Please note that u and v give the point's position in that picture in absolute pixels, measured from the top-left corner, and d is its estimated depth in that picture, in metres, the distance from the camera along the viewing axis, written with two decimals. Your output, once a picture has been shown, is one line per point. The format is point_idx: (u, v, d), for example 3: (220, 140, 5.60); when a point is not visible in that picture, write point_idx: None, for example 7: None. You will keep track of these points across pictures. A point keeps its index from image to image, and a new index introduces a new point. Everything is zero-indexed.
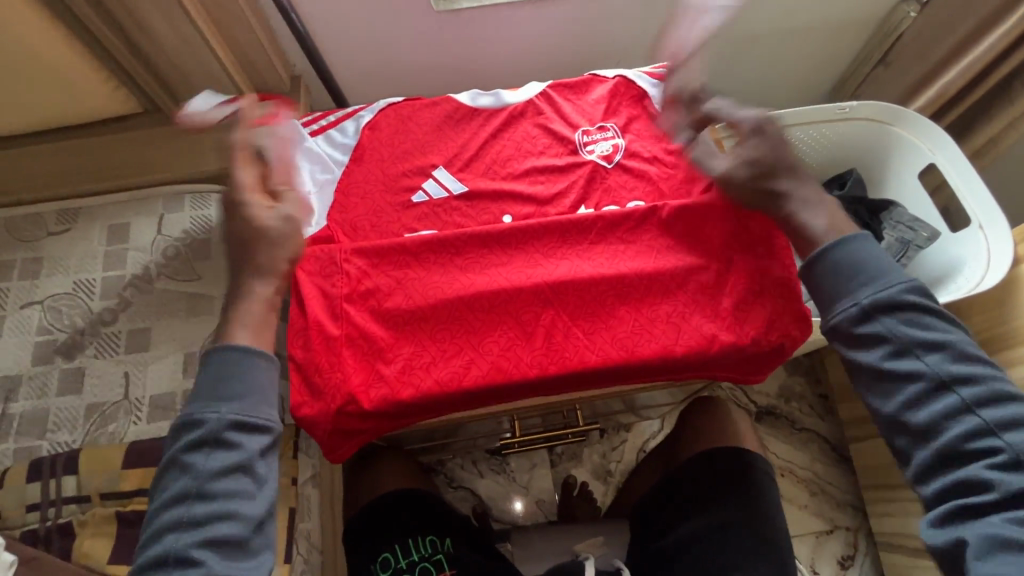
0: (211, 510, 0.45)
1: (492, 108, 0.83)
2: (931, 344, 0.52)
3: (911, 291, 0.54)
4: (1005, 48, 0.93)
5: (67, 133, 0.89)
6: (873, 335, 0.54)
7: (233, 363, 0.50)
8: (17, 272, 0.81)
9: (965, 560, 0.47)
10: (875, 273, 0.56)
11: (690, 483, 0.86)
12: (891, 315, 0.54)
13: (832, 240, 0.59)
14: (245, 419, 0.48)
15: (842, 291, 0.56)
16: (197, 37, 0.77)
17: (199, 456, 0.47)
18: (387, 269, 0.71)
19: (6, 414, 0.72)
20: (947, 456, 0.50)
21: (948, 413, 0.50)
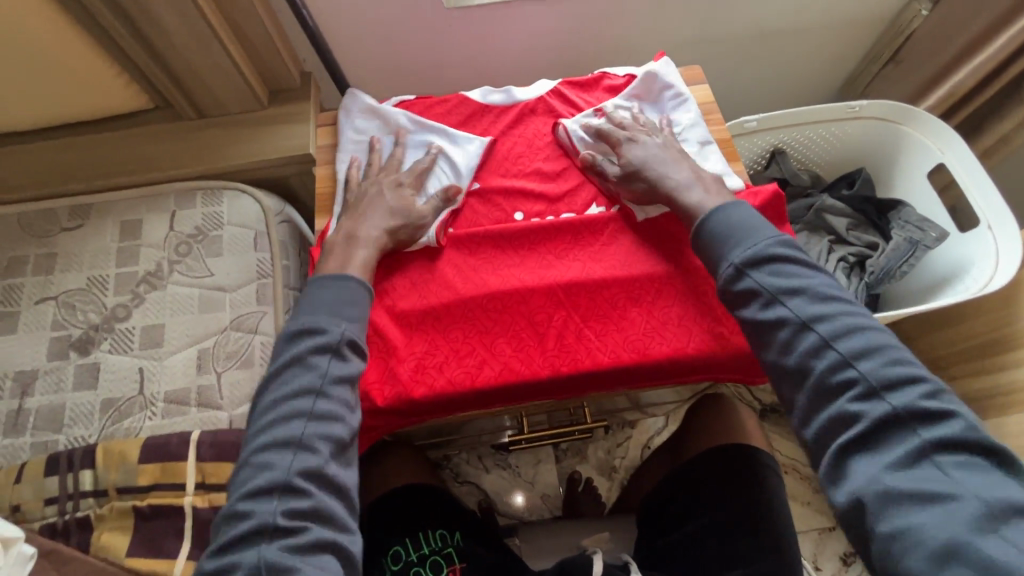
0: (324, 409, 0.54)
1: (503, 105, 0.83)
2: (791, 291, 0.56)
3: (773, 246, 0.59)
4: (1015, 49, 0.93)
5: (78, 129, 0.89)
6: (747, 290, 0.58)
7: (347, 290, 0.63)
8: (32, 267, 0.82)
9: (864, 514, 0.47)
10: (745, 235, 0.61)
11: (697, 479, 0.87)
12: (761, 269, 0.58)
13: (709, 208, 0.65)
14: (358, 340, 0.59)
15: (722, 254, 0.62)
16: (210, 34, 0.77)
17: (320, 359, 0.57)
18: (404, 268, 0.72)
19: (22, 409, 0.73)
20: (824, 398, 0.52)
21: (814, 354, 0.53)
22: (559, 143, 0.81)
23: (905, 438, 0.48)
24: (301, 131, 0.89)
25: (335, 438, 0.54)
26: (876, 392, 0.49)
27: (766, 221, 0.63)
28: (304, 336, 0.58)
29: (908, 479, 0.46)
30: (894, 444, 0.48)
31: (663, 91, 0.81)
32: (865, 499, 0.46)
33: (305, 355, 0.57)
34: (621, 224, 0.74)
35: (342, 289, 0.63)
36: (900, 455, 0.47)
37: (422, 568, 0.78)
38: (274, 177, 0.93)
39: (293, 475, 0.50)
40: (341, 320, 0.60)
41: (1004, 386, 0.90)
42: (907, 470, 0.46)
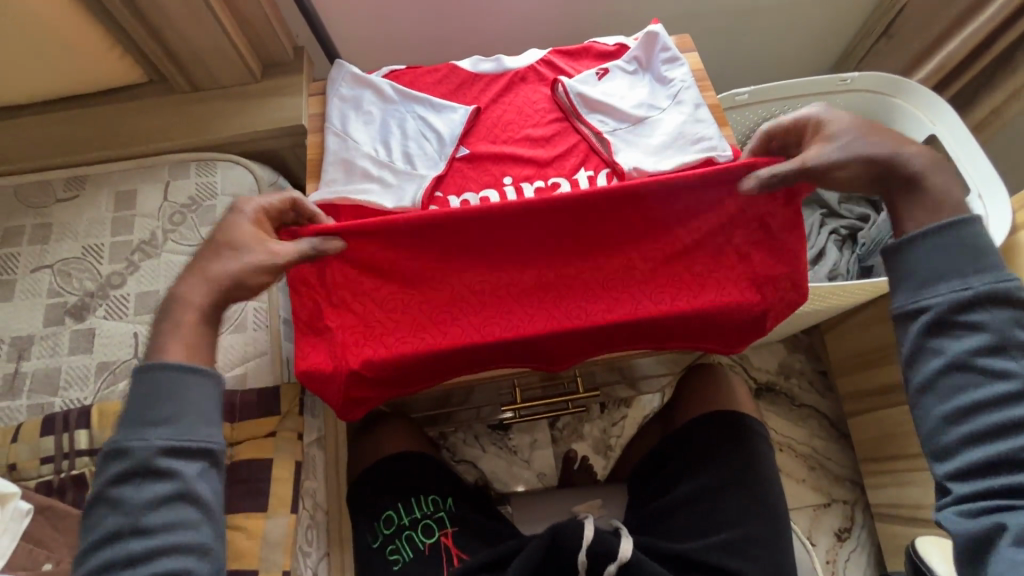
0: (154, 543, 0.49)
1: (493, 74, 0.83)
2: (1008, 340, 0.52)
3: (1006, 286, 0.52)
4: (1009, 17, 0.93)
5: (72, 102, 0.90)
6: (971, 323, 0.52)
7: (162, 385, 0.52)
8: (27, 237, 0.83)
9: (995, 547, 0.48)
10: (991, 265, 0.53)
11: (686, 444, 0.88)
12: (991, 312, 0.52)
13: (955, 216, 0.55)
14: (174, 444, 0.51)
15: (956, 273, 0.53)
16: (201, 3, 0.77)
17: (129, 489, 0.50)
18: (367, 252, 0.64)
19: (19, 372, 0.74)
20: (1002, 457, 0.50)
21: (1005, 404, 0.51)
22: (548, 111, 0.81)
23: None
24: (294, 103, 0.90)
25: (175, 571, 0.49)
26: None
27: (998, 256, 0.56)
28: (108, 461, 0.51)
29: None
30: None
31: (657, 52, 0.81)
32: (1009, 532, 0.48)
33: (120, 484, 0.50)
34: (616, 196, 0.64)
35: (153, 383, 0.52)
36: None
37: (414, 531, 0.80)
38: (266, 150, 0.94)
39: None
40: (146, 429, 0.51)
41: None
42: None
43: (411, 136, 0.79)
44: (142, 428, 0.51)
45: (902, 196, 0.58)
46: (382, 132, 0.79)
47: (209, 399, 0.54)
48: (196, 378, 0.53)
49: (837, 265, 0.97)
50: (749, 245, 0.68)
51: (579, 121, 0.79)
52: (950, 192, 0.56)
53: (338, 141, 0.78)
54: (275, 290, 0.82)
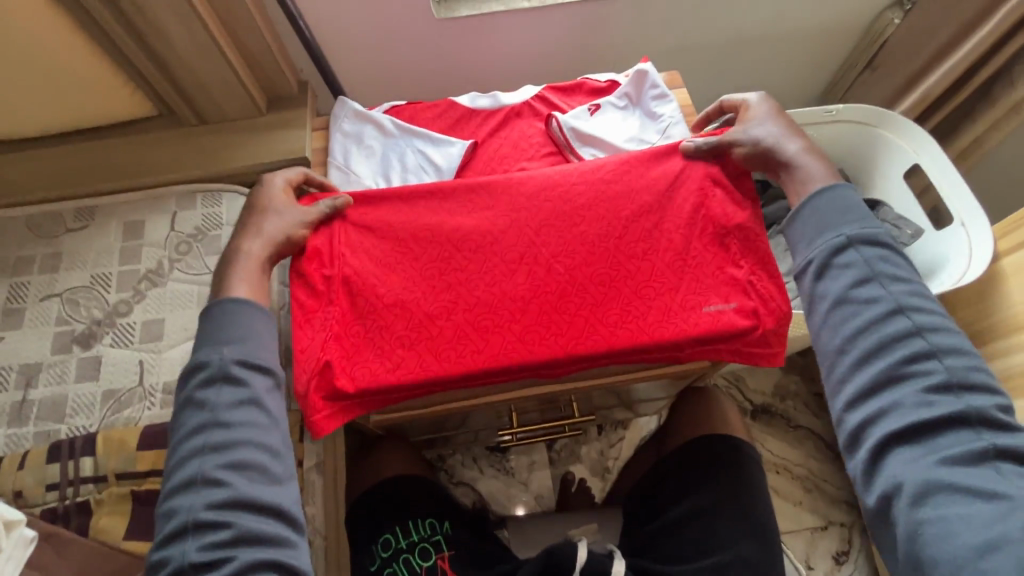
0: (232, 434, 0.52)
1: (490, 109, 0.87)
2: (890, 281, 0.55)
3: (881, 237, 0.57)
4: (985, 53, 0.97)
5: (83, 135, 0.94)
6: (844, 263, 0.57)
7: (231, 317, 0.59)
8: (38, 266, 0.85)
9: (894, 488, 0.48)
10: (859, 217, 0.59)
11: (681, 466, 0.90)
12: (865, 254, 0.57)
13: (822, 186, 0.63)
14: (246, 358, 0.56)
15: (829, 227, 0.59)
16: (211, 43, 0.81)
17: (209, 396, 0.54)
18: (380, 228, 0.75)
19: (26, 400, 0.76)
20: (884, 381, 0.52)
21: (890, 339, 0.53)
22: (543, 144, 0.84)
23: (963, 437, 0.48)
24: (297, 136, 0.93)
25: (242, 462, 0.52)
26: (952, 388, 0.50)
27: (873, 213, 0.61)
28: (193, 376, 0.56)
29: (960, 475, 0.46)
30: (944, 433, 0.48)
31: (646, 89, 0.85)
32: (906, 482, 0.47)
33: (202, 389, 0.54)
34: (579, 183, 0.77)
35: (225, 315, 0.59)
36: (960, 453, 0.47)
37: (411, 555, 0.81)
38: None
39: (198, 518, 0.49)
40: (221, 347, 0.57)
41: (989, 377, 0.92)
42: (963, 460, 0.47)
43: (411, 170, 0.82)
44: (218, 348, 0.57)
45: (785, 177, 0.68)
46: (384, 167, 0.82)
47: (266, 327, 0.60)
48: (257, 316, 0.60)
49: None
50: (720, 232, 0.73)
51: (572, 155, 0.83)
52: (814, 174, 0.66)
53: (341, 176, 0.81)
54: (277, 317, 0.82)
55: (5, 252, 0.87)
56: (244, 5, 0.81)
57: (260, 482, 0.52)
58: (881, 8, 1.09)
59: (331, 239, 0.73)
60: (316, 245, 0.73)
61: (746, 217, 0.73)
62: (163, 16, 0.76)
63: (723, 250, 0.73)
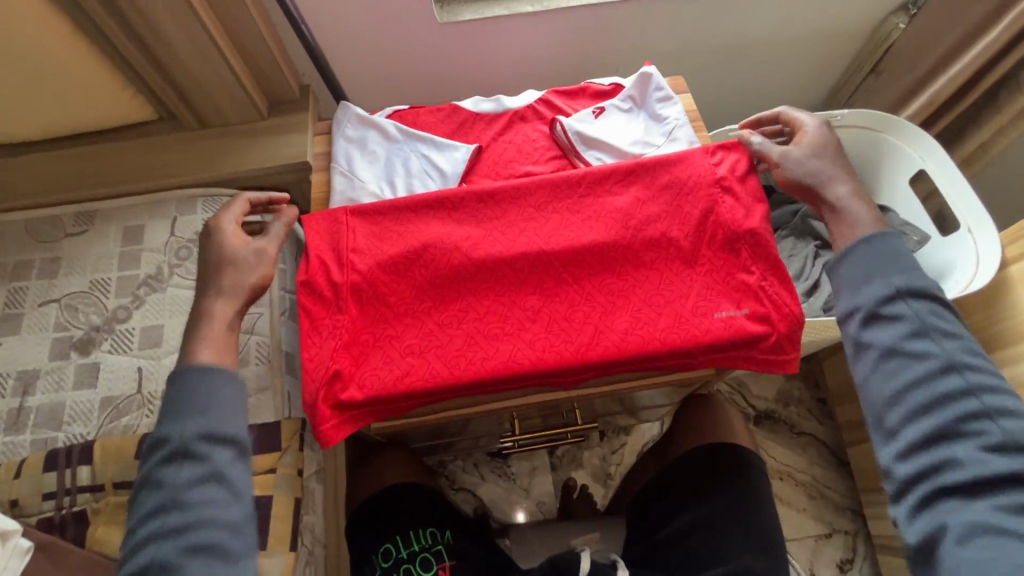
0: (189, 518, 0.49)
1: (494, 113, 0.86)
2: (939, 335, 0.54)
3: (930, 287, 0.56)
4: (991, 58, 0.97)
5: (83, 139, 0.93)
6: (893, 314, 0.55)
7: (199, 384, 0.55)
8: (36, 271, 0.84)
9: (939, 540, 0.49)
10: (906, 265, 0.57)
11: (687, 475, 0.89)
12: (917, 308, 0.55)
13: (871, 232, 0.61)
14: (210, 431, 0.52)
15: (876, 274, 0.57)
16: (213, 48, 0.81)
17: (170, 473, 0.51)
18: (388, 237, 0.74)
19: (24, 407, 0.75)
20: (935, 435, 0.51)
21: (943, 398, 0.52)
22: (547, 149, 0.83)
23: (1016, 494, 0.48)
24: (298, 140, 0.92)
25: (203, 547, 0.48)
26: (1007, 446, 0.50)
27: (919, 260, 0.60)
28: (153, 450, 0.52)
29: (1015, 533, 0.47)
30: (1000, 494, 0.49)
31: (651, 92, 0.84)
32: (953, 530, 0.48)
33: (161, 466, 0.51)
34: (585, 191, 0.76)
35: (189, 380, 0.55)
36: (1011, 509, 0.48)
37: (411, 565, 0.80)
38: (273, 185, 0.96)
39: None
40: (184, 418, 0.53)
41: None
42: (1017, 518, 0.47)
43: (414, 174, 0.81)
44: (181, 418, 0.53)
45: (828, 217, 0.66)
46: (387, 170, 0.81)
47: (232, 392, 0.55)
48: (223, 377, 0.55)
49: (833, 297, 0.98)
50: (730, 239, 0.73)
51: (577, 159, 0.82)
52: (858, 220, 0.64)
53: (344, 180, 0.80)
54: (279, 324, 0.81)
55: (4, 256, 0.86)
56: (246, 9, 0.81)
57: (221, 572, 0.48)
58: (886, 13, 1.08)
59: (340, 248, 0.73)
60: (325, 254, 0.73)
61: (756, 222, 0.73)
62: (164, 20, 0.76)
63: (733, 256, 0.73)
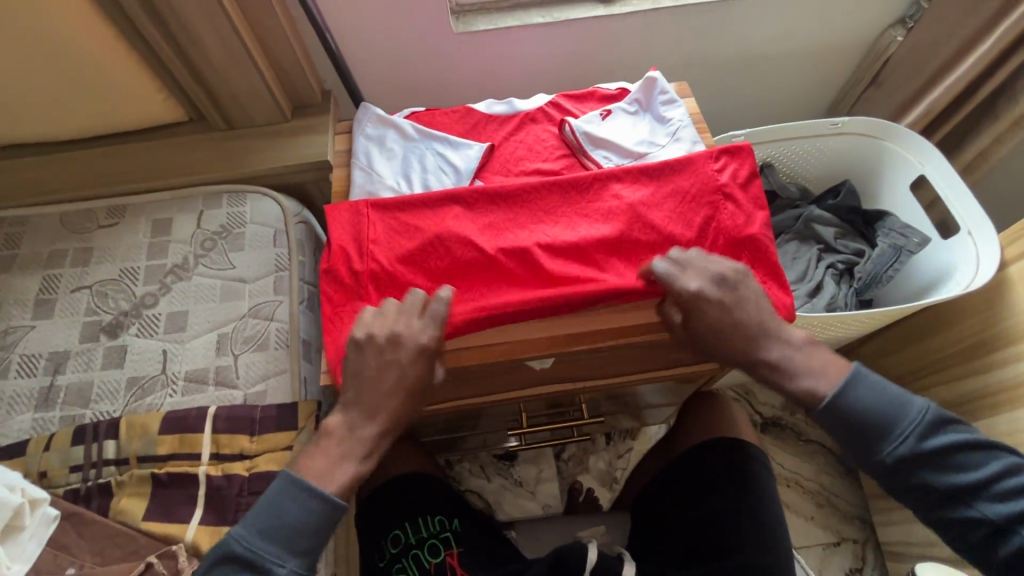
0: None
1: (506, 115, 0.90)
2: (939, 463, 0.62)
3: (910, 431, 0.62)
4: (986, 68, 1.00)
5: (118, 139, 0.98)
6: (918, 487, 0.62)
7: None
8: (70, 260, 0.89)
9: None
10: (894, 428, 0.63)
11: (693, 469, 0.90)
12: (932, 467, 0.62)
13: (834, 390, 0.65)
14: None
15: (880, 451, 0.63)
16: (244, 54, 0.87)
17: None
18: (404, 230, 0.78)
19: (54, 385, 0.79)
20: None
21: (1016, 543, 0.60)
22: (556, 148, 0.87)
23: None
24: (319, 141, 0.97)
25: None
26: None
27: (902, 392, 0.65)
28: None
29: None
30: None
31: (655, 95, 0.88)
32: None
33: None
34: (592, 191, 0.80)
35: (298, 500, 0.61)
36: None
37: (422, 551, 0.82)
38: (295, 183, 1.01)
39: None
40: None
41: (998, 385, 0.92)
42: None
43: (429, 170, 0.85)
44: None
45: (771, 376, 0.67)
46: (405, 166, 0.86)
47: None
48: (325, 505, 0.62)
49: (836, 297, 1.00)
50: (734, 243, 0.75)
51: (585, 159, 0.86)
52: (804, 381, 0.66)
53: (363, 175, 0.85)
54: (297, 312, 0.85)
55: (39, 246, 0.90)
56: (276, 19, 0.87)
57: None
58: (885, 26, 1.12)
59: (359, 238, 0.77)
60: (346, 244, 0.77)
61: (756, 228, 0.76)
62: (200, 27, 0.81)
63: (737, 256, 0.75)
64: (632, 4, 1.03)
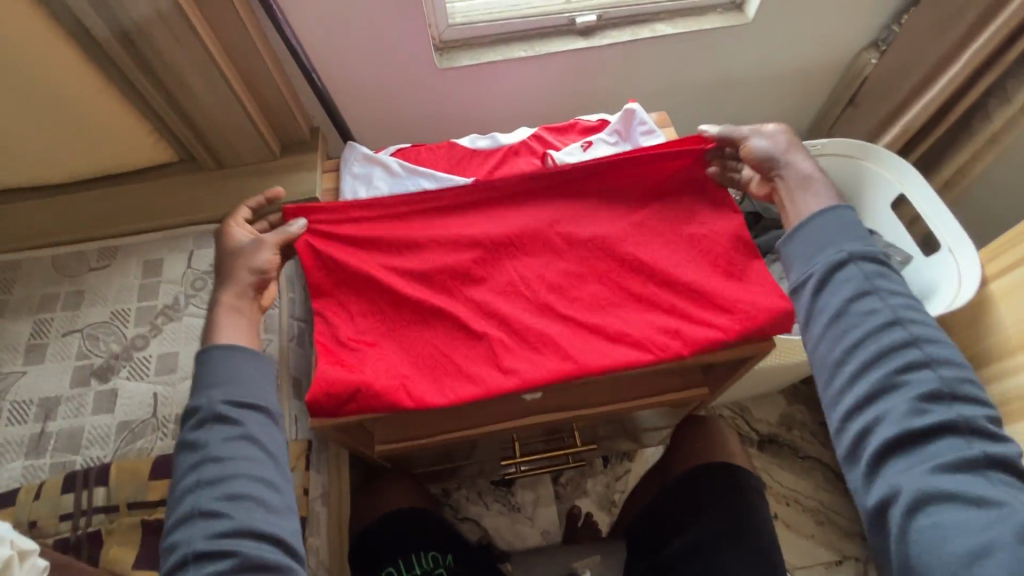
0: (237, 526, 0.55)
1: (490, 150, 0.94)
2: (901, 353, 0.59)
3: (883, 291, 0.62)
4: (962, 85, 1.01)
5: (110, 181, 1.00)
6: (863, 311, 0.61)
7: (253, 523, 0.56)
8: (62, 303, 0.89)
9: (893, 505, 0.55)
10: (830, 244, 0.66)
11: (684, 497, 0.90)
12: (864, 271, 0.64)
13: (822, 208, 0.70)
14: (234, 490, 0.57)
15: (831, 245, 0.66)
16: (230, 93, 0.88)
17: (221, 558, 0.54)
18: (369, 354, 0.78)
19: (44, 432, 0.78)
20: (900, 446, 0.56)
21: (885, 354, 0.59)
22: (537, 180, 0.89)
23: (945, 448, 0.55)
24: (308, 178, 0.99)
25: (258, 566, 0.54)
26: (961, 437, 0.55)
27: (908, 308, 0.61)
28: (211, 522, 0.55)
29: (956, 486, 0.53)
30: (936, 453, 0.55)
31: (635, 126, 0.92)
32: (905, 494, 0.54)
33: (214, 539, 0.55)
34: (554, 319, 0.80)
35: (214, 361, 0.65)
36: (948, 463, 0.54)
37: None
38: None
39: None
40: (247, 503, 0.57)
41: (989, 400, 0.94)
42: (951, 476, 0.53)
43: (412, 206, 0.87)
44: (244, 502, 0.57)
45: (785, 189, 0.75)
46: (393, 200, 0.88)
47: (265, 429, 0.62)
48: (253, 354, 0.66)
49: None
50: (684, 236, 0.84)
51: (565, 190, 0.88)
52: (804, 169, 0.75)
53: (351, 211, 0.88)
54: (287, 350, 0.87)
55: (32, 290, 0.91)
56: (262, 60, 0.89)
57: (259, 519, 0.56)
58: (858, 49, 1.16)
59: (343, 338, 0.78)
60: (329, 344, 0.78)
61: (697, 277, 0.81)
62: (186, 68, 0.83)
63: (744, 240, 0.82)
64: (612, 36, 1.06)
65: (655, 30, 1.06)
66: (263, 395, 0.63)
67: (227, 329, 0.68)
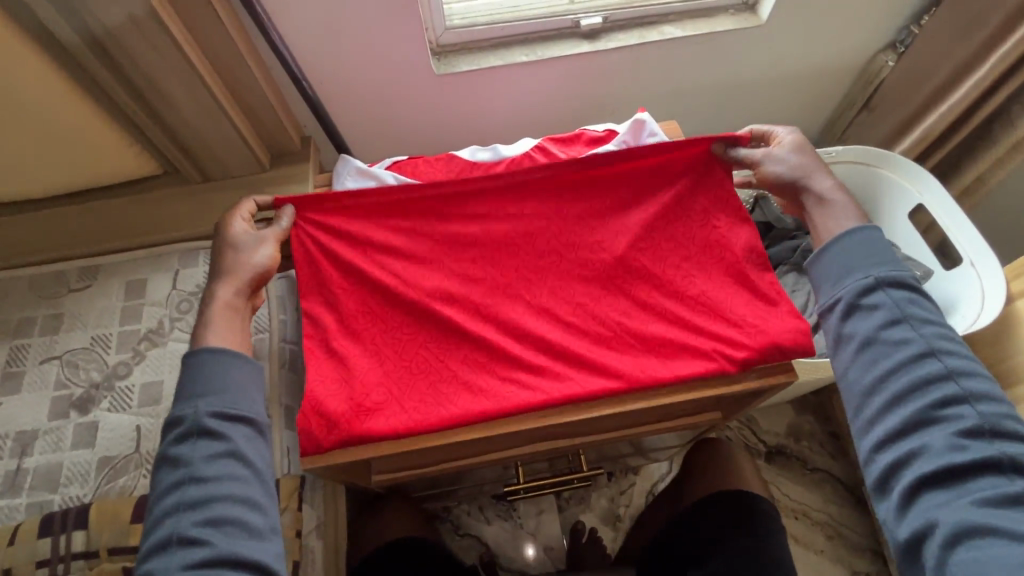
0: (218, 556, 0.49)
1: (491, 162, 0.89)
2: (936, 383, 0.53)
3: (916, 318, 0.57)
4: (986, 91, 0.97)
5: (90, 195, 0.95)
6: (896, 338, 0.56)
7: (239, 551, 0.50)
8: (39, 327, 0.85)
9: (930, 543, 0.49)
10: (857, 267, 0.61)
11: (697, 527, 0.86)
12: (895, 297, 0.58)
13: (845, 230, 0.64)
14: (217, 514, 0.51)
15: (855, 267, 0.61)
16: (215, 104, 0.83)
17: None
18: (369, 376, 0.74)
19: (21, 468, 0.74)
20: (937, 478, 0.50)
21: (921, 383, 0.54)
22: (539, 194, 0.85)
23: (991, 482, 0.49)
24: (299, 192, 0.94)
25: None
26: (1004, 469, 0.49)
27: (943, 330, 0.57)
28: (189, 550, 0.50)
29: (1005, 525, 0.47)
30: (979, 488, 0.49)
31: (644, 137, 0.87)
32: (941, 529, 0.48)
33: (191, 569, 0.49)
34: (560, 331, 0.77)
35: (201, 362, 0.58)
36: (993, 497, 0.48)
37: None
38: None
39: None
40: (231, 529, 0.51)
41: None
42: (1000, 513, 0.47)
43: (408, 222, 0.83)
44: (226, 528, 0.51)
45: (815, 210, 0.69)
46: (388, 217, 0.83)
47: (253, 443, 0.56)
48: (245, 358, 0.60)
49: None
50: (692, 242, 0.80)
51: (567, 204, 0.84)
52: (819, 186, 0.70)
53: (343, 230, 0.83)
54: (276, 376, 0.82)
55: (7, 313, 0.86)
56: (248, 69, 0.84)
57: (244, 547, 0.51)
58: (874, 51, 1.11)
59: (336, 361, 0.74)
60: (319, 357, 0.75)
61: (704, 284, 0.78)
62: (169, 82, 0.78)
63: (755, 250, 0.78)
64: (618, 39, 1.01)
65: (663, 33, 1.01)
66: (255, 405, 0.57)
67: (218, 327, 0.63)
